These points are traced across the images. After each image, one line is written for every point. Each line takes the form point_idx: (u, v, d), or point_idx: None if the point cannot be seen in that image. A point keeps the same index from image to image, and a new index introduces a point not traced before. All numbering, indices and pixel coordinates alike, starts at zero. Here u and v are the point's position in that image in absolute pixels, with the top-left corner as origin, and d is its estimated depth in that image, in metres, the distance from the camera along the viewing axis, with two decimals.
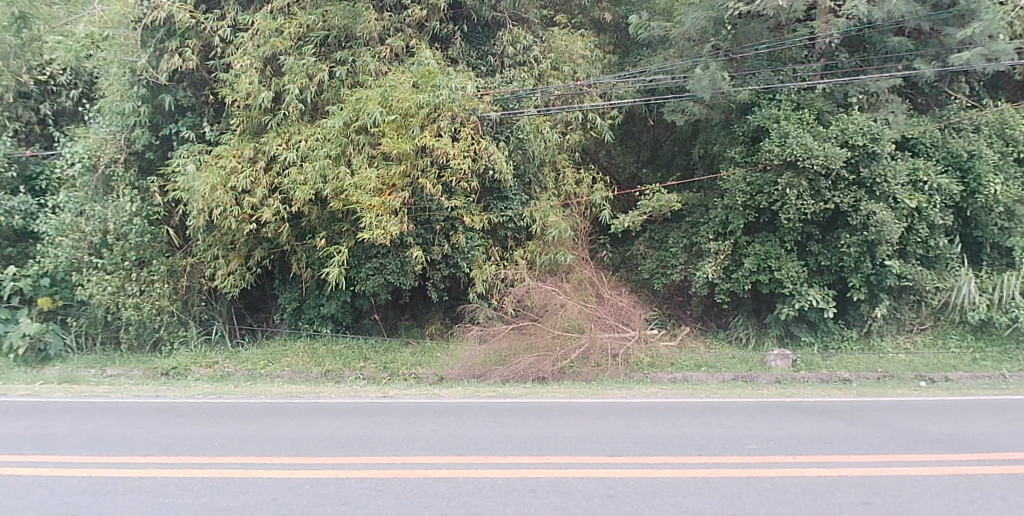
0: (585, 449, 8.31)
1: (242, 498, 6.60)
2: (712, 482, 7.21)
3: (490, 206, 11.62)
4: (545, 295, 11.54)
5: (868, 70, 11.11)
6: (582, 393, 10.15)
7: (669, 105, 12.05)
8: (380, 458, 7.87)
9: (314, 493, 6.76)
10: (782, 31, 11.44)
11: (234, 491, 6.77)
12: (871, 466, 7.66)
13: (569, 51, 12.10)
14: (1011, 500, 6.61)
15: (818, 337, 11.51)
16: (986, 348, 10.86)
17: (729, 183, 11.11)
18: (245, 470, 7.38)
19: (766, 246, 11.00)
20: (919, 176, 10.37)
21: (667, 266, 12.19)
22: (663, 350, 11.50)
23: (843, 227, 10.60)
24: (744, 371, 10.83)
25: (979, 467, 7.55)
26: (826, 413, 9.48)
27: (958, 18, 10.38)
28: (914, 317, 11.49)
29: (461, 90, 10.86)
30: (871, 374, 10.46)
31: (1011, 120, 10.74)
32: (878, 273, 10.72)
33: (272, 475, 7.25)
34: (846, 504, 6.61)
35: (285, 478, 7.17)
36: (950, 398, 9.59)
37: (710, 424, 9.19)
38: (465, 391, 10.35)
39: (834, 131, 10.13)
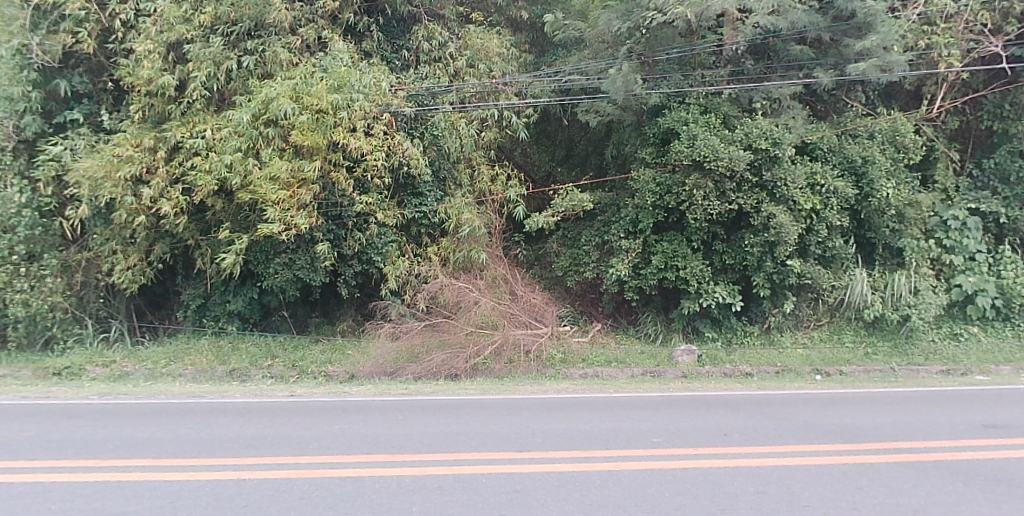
0: (493, 445, 8.34)
1: (135, 502, 6.31)
2: (617, 474, 7.36)
3: (403, 202, 11.60)
4: (458, 293, 11.54)
5: (772, 77, 11.53)
6: (495, 390, 10.19)
7: (582, 106, 12.18)
8: (284, 458, 7.69)
9: (214, 495, 6.54)
10: (692, 36, 11.55)
11: (128, 495, 6.48)
12: (767, 456, 7.99)
13: (485, 49, 12.13)
14: (895, 487, 7.00)
15: (722, 333, 11.85)
16: (878, 343, 11.29)
17: (640, 183, 11.35)
18: (140, 474, 7.06)
19: (673, 245, 11.29)
20: (817, 180, 10.77)
21: (580, 264, 12.26)
22: (575, 345, 11.71)
23: (746, 227, 10.96)
24: (652, 366, 11.08)
25: (866, 456, 7.96)
26: (726, 406, 9.88)
27: (856, 30, 10.84)
28: (812, 313, 11.92)
29: (374, 86, 10.94)
30: (771, 368, 10.84)
31: (902, 128, 11.12)
32: (781, 273, 11.11)
33: (170, 477, 6.98)
34: (743, 493, 6.86)
35: (183, 480, 6.91)
36: (842, 392, 10.07)
37: (617, 419, 9.41)
38: (376, 389, 10.24)
39: (739, 135, 10.52)
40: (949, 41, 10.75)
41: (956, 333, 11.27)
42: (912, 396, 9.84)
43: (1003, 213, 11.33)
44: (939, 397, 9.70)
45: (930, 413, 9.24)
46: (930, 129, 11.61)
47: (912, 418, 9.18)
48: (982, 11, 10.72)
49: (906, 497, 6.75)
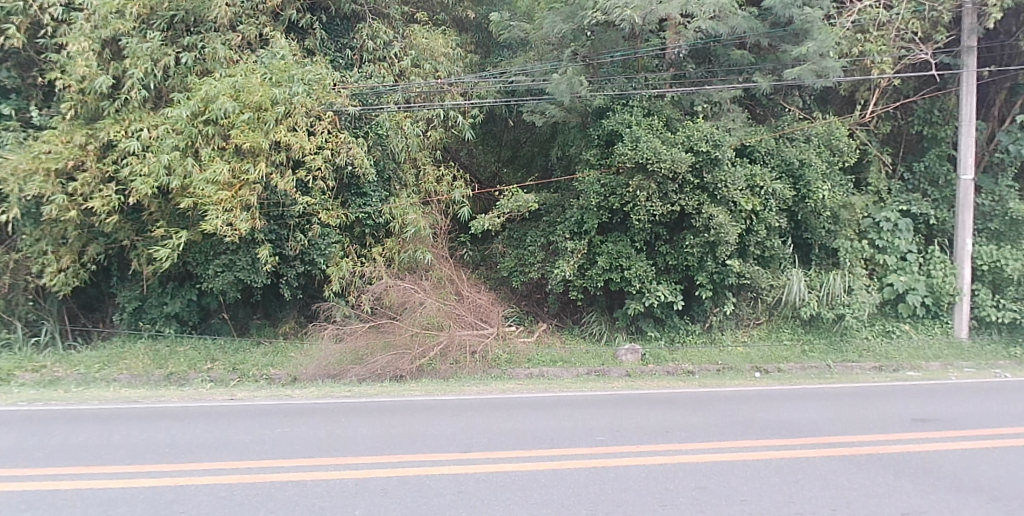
0: (437, 446, 8.32)
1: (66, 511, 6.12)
2: (560, 473, 7.43)
3: (347, 202, 11.57)
4: (402, 294, 11.45)
5: (712, 81, 11.71)
6: (441, 391, 10.17)
7: (528, 107, 12.29)
8: (223, 463, 7.54)
9: (150, 502, 6.38)
10: (635, 40, 11.73)
11: (58, 504, 6.29)
12: (707, 453, 8.15)
13: (430, 48, 12.11)
14: (829, 480, 7.22)
15: (665, 332, 12.05)
16: (814, 341, 11.54)
17: (585, 184, 11.43)
18: (72, 482, 6.85)
19: (617, 245, 11.40)
20: (756, 182, 10.98)
21: (525, 264, 12.26)
22: (521, 346, 11.76)
23: (688, 228, 11.18)
24: (597, 365, 11.19)
25: (803, 450, 8.19)
26: (668, 404, 10.04)
27: (793, 36, 11.13)
28: (751, 312, 12.14)
29: (318, 82, 10.86)
30: (712, 366, 11.06)
31: (836, 131, 11.45)
32: (721, 272, 11.33)
33: (103, 484, 6.79)
34: (683, 489, 7.00)
35: (116, 487, 6.72)
36: (779, 388, 10.34)
37: (561, 418, 9.47)
38: (318, 392, 10.11)
39: (681, 138, 10.74)
40: (881, 49, 10.98)
41: (888, 331, 11.48)
42: (846, 391, 10.14)
43: (932, 214, 11.59)
44: (872, 392, 10.02)
45: (862, 408, 9.55)
46: (863, 134, 11.96)
47: (844, 412, 9.48)
48: (912, 20, 10.90)
49: (839, 489, 6.97)
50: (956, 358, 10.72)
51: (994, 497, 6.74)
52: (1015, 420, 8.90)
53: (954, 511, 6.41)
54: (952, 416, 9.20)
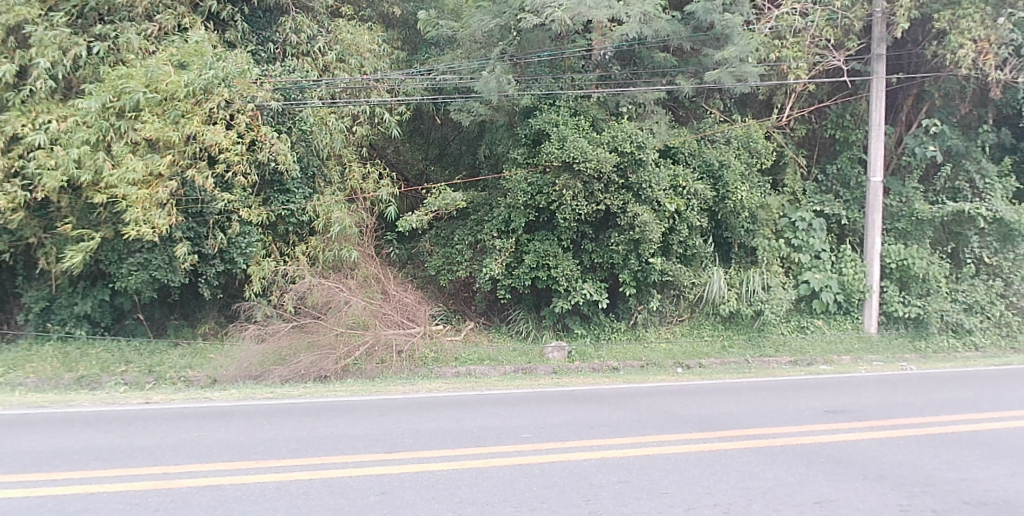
0: (360, 449, 8.20)
1: None
2: (485, 471, 7.46)
3: (270, 199, 11.31)
4: (328, 292, 11.38)
5: (637, 82, 11.88)
6: (366, 391, 10.08)
7: (456, 105, 12.24)
8: (135, 469, 7.25)
9: (55, 512, 6.12)
10: (562, 41, 11.89)
11: None
12: (628, 447, 8.33)
13: (356, 44, 12.15)
14: (745, 471, 7.47)
15: (591, 329, 12.18)
16: (734, 337, 11.85)
17: (512, 183, 11.46)
18: None
19: (544, 244, 11.48)
20: (678, 182, 11.22)
21: (453, 263, 12.21)
22: (448, 344, 11.76)
23: (613, 227, 11.32)
24: (523, 363, 11.25)
25: (720, 443, 8.46)
26: (592, 400, 10.18)
27: (714, 40, 11.38)
28: (674, 309, 12.32)
29: (239, 75, 10.55)
30: (636, 362, 11.27)
31: (754, 134, 11.80)
32: (645, 270, 11.49)
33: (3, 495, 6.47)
34: (606, 483, 7.12)
35: (18, 497, 6.41)
36: (700, 384, 10.59)
37: (487, 416, 9.51)
38: (238, 394, 9.83)
39: (606, 138, 10.89)
40: (797, 55, 11.27)
41: (802, 326, 11.85)
42: (764, 386, 10.46)
43: (844, 215, 12.17)
44: (787, 386, 10.39)
45: (775, 402, 9.90)
46: (781, 136, 12.32)
47: (758, 406, 9.82)
48: (826, 27, 11.21)
49: (754, 480, 7.22)
50: (866, 352, 11.14)
51: (898, 484, 7.08)
52: (917, 410, 9.39)
53: (860, 498, 6.73)
54: (860, 408, 9.62)
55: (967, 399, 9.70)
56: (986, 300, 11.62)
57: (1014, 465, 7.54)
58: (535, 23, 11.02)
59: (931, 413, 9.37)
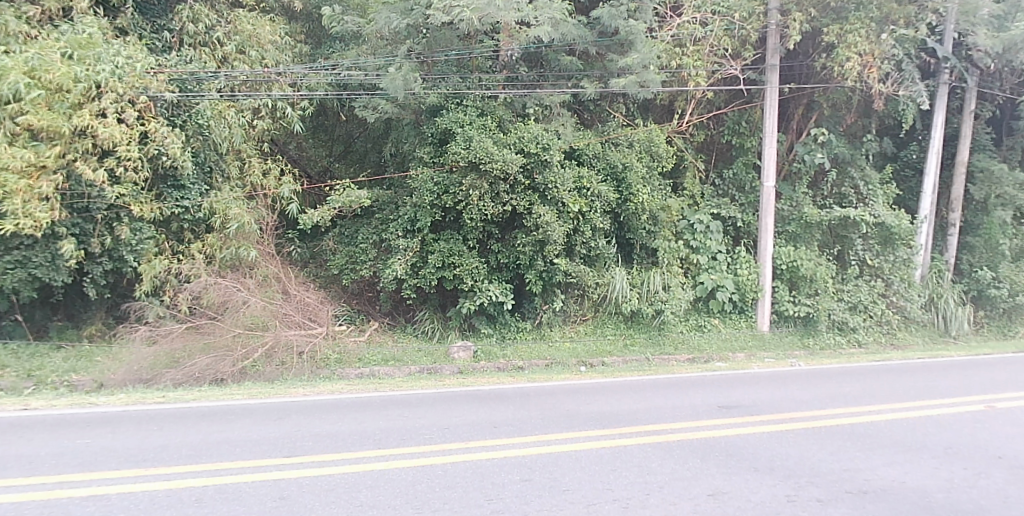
0: (258, 452, 7.77)
1: None
2: (388, 474, 7.25)
3: (163, 194, 10.83)
4: (224, 292, 10.99)
5: (544, 85, 11.96)
6: (265, 393, 9.76)
7: (360, 101, 11.98)
8: (8, 481, 6.68)
9: None
10: (470, 40, 11.86)
11: None
12: (534, 446, 8.27)
13: (256, 35, 11.84)
14: (645, 467, 7.63)
15: (497, 329, 12.11)
16: (636, 335, 12.02)
17: (418, 182, 11.35)
18: None
19: (450, 244, 11.43)
20: (583, 184, 11.29)
21: (357, 261, 12.03)
22: (351, 345, 11.61)
23: (519, 227, 11.39)
24: (429, 363, 11.17)
25: (622, 439, 8.56)
26: (497, 399, 10.11)
27: (619, 46, 11.66)
28: (578, 309, 12.37)
29: (130, 67, 10.05)
30: (540, 361, 11.31)
31: (656, 138, 12.09)
32: (549, 270, 11.58)
33: None
34: (508, 482, 7.12)
35: None
36: (602, 381, 10.74)
37: (391, 417, 9.27)
38: (127, 399, 9.24)
39: (512, 139, 10.96)
40: (697, 63, 11.64)
41: (700, 325, 12.14)
42: (663, 382, 10.73)
43: (739, 217, 12.67)
44: (686, 382, 10.66)
45: (675, 398, 10.12)
46: (681, 141, 12.71)
47: (658, 403, 9.98)
48: (724, 37, 11.58)
49: (653, 475, 7.39)
50: (759, 349, 11.59)
51: (787, 474, 7.40)
52: (806, 405, 9.79)
53: (752, 489, 7.01)
54: (753, 404, 9.95)
55: (850, 394, 10.21)
56: (869, 299, 12.26)
57: (890, 455, 8.01)
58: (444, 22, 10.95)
59: (818, 407, 9.79)
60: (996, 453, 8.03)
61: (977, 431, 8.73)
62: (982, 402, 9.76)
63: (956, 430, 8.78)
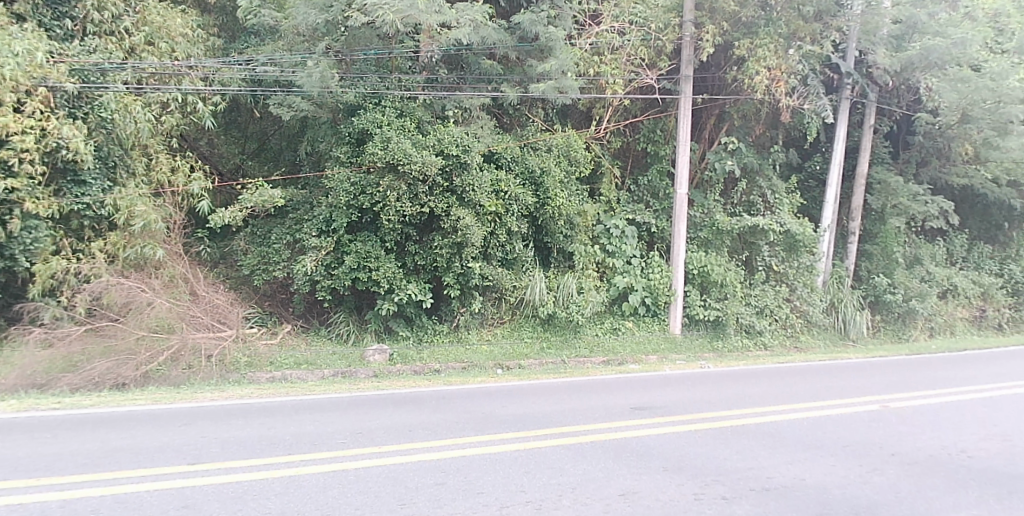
0: (162, 460, 7.33)
1: None
2: (298, 479, 6.99)
3: (61, 190, 10.26)
4: (127, 293, 10.46)
5: (463, 87, 11.99)
6: (169, 399, 9.28)
7: (275, 98, 11.72)
8: None
9: None
10: (390, 40, 11.65)
11: None
12: (446, 449, 8.13)
13: (166, 27, 11.44)
14: (557, 468, 7.64)
15: (414, 331, 12.01)
16: (551, 338, 12.10)
17: (334, 182, 11.13)
18: None
19: (367, 245, 11.24)
20: (501, 187, 11.35)
21: (270, 262, 11.74)
22: (262, 348, 11.31)
23: (437, 230, 11.35)
24: (343, 367, 10.97)
25: (535, 441, 8.54)
26: (412, 403, 9.92)
27: (538, 52, 11.85)
28: (495, 311, 12.38)
29: (27, 56, 9.65)
30: (457, 364, 11.20)
31: (574, 144, 12.27)
32: (466, 273, 11.55)
33: None
34: (421, 486, 6.99)
35: None
36: (518, 383, 10.72)
37: (302, 422, 8.97)
38: (18, 405, 8.60)
39: (432, 140, 10.93)
40: (614, 71, 11.87)
41: (615, 328, 12.32)
42: (579, 384, 10.78)
43: (653, 223, 13.01)
44: (600, 384, 10.77)
45: (589, 399, 10.17)
46: (598, 147, 12.93)
47: (572, 405, 10.01)
48: (640, 46, 11.89)
49: (565, 476, 7.41)
50: (670, 352, 11.83)
51: (695, 474, 7.55)
52: (713, 405, 10.05)
53: (661, 489, 7.12)
54: (664, 406, 10.11)
55: (754, 395, 10.55)
56: (775, 303, 12.77)
57: (792, 453, 8.27)
58: (363, 21, 10.82)
59: (724, 407, 10.08)
60: (890, 451, 8.36)
61: (871, 430, 9.13)
62: (875, 402, 10.25)
63: (850, 429, 9.17)
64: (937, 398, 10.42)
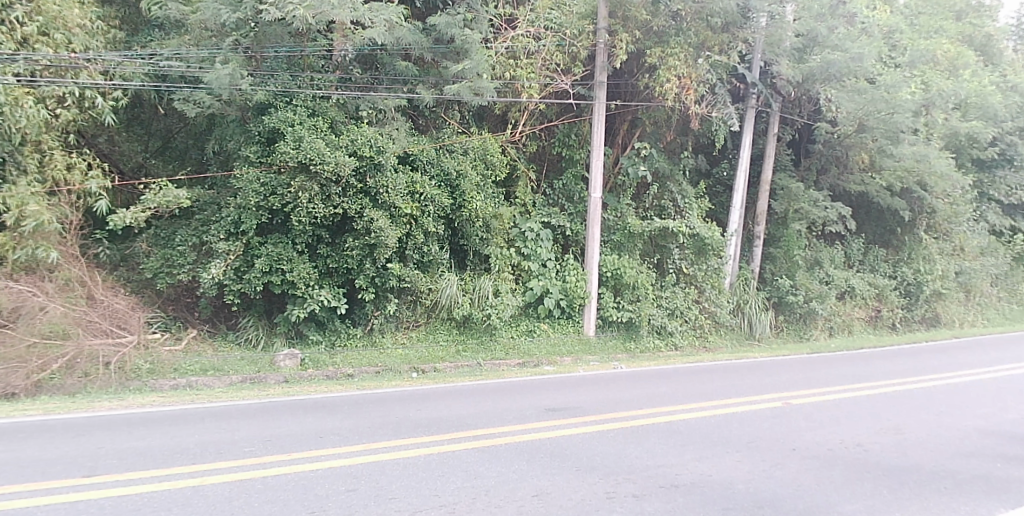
0: (55, 473, 6.88)
1: None
2: (201, 489, 6.60)
3: None
4: (16, 297, 9.90)
5: (378, 87, 11.94)
6: (63, 408, 8.72)
7: (180, 95, 11.38)
8: None
9: None
10: (302, 38, 11.51)
11: None
12: (359, 455, 7.78)
13: (63, 17, 10.70)
14: (472, 471, 7.36)
15: (326, 335, 11.80)
16: (467, 341, 12.08)
17: (243, 182, 10.74)
18: None
19: (277, 248, 10.99)
20: (416, 188, 11.31)
21: (174, 265, 11.32)
22: (165, 355, 10.87)
23: (350, 231, 11.21)
24: (252, 372, 10.63)
25: (450, 445, 8.23)
26: (322, 408, 9.64)
27: (454, 54, 11.97)
28: (410, 314, 12.29)
29: None
30: (371, 368, 11.02)
31: (490, 147, 12.36)
32: (380, 275, 11.46)
33: None
34: (332, 493, 6.61)
35: None
36: (433, 387, 10.53)
37: (207, 430, 8.56)
38: None
39: (345, 141, 10.73)
40: (530, 75, 11.97)
41: (530, 330, 12.41)
42: (494, 385, 10.73)
43: (568, 226, 13.19)
44: (516, 387, 10.71)
45: (504, 401, 10.11)
46: (514, 151, 13.05)
47: (486, 407, 9.98)
48: (555, 52, 12.04)
49: (480, 479, 7.14)
50: (585, 353, 12.00)
51: (607, 472, 7.42)
52: (626, 405, 10.13)
53: (573, 489, 6.93)
54: (576, 406, 10.15)
55: (664, 394, 10.77)
56: (684, 305, 13.21)
57: (702, 450, 8.32)
58: (274, 16, 10.48)
59: (635, 407, 10.25)
60: (791, 445, 8.52)
61: (776, 425, 9.40)
62: (779, 399, 10.61)
63: (756, 424, 9.45)
64: (832, 394, 10.89)
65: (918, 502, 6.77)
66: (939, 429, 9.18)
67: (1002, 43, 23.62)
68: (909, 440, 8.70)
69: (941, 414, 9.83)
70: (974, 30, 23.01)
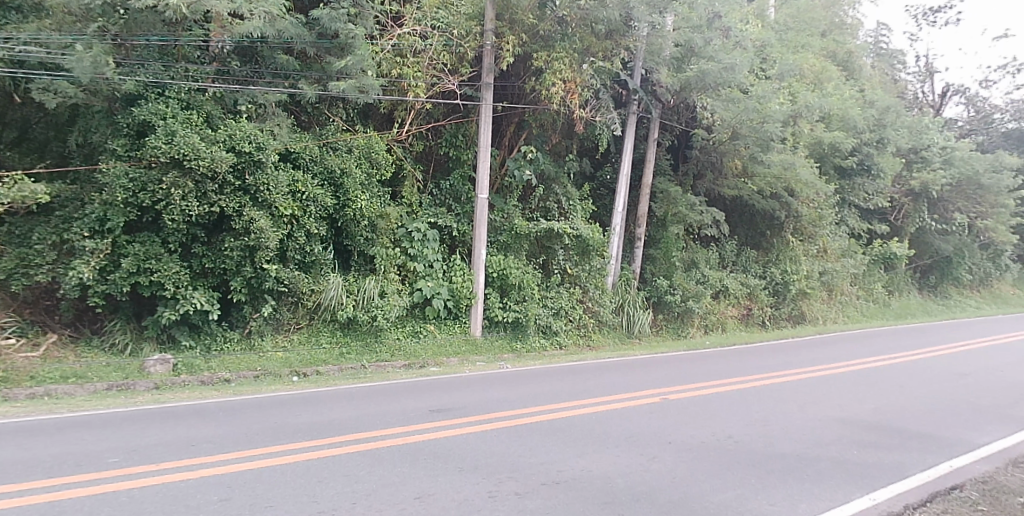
0: None
1: None
2: (58, 506, 6.19)
3: None
4: None
5: (257, 81, 11.61)
6: None
7: (39, 82, 10.45)
8: None
9: None
10: (176, 27, 10.99)
11: None
12: (235, 463, 7.50)
13: None
14: (354, 475, 7.25)
15: (200, 340, 11.39)
16: (351, 343, 11.91)
17: (108, 177, 10.13)
18: None
19: (145, 246, 10.47)
20: (298, 187, 11.04)
21: (30, 265, 10.59)
22: (20, 361, 10.14)
23: (228, 230, 10.84)
24: (119, 379, 10.04)
25: (328, 450, 8.05)
26: (191, 416, 9.16)
27: (338, 50, 11.88)
28: (291, 316, 12.01)
29: None
30: (249, 373, 10.66)
31: (375, 146, 12.22)
32: (258, 276, 11.13)
33: None
34: (203, 504, 6.35)
35: None
36: (313, 391, 10.27)
37: (64, 442, 7.97)
38: None
39: (222, 136, 10.32)
40: (416, 74, 11.96)
41: (416, 331, 12.39)
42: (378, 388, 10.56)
43: (454, 227, 13.28)
44: (399, 390, 10.60)
45: (387, 403, 9.94)
46: (400, 149, 12.95)
47: (366, 408, 9.84)
48: (443, 51, 12.05)
49: (360, 483, 7.04)
50: (472, 353, 12.10)
51: (489, 472, 7.50)
52: (507, 404, 10.21)
53: (455, 489, 6.99)
54: (461, 407, 10.11)
55: (544, 394, 11.01)
56: (569, 305, 13.56)
57: (583, 447, 8.51)
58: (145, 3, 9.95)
59: (517, 406, 10.38)
60: (667, 439, 8.89)
61: (649, 420, 9.79)
62: (655, 395, 11.01)
63: (637, 421, 9.73)
64: (701, 390, 11.46)
65: (781, 490, 7.19)
66: (799, 420, 9.81)
67: (861, 60, 25.63)
68: (771, 432, 9.27)
69: (801, 406, 10.55)
70: (837, 47, 24.79)
